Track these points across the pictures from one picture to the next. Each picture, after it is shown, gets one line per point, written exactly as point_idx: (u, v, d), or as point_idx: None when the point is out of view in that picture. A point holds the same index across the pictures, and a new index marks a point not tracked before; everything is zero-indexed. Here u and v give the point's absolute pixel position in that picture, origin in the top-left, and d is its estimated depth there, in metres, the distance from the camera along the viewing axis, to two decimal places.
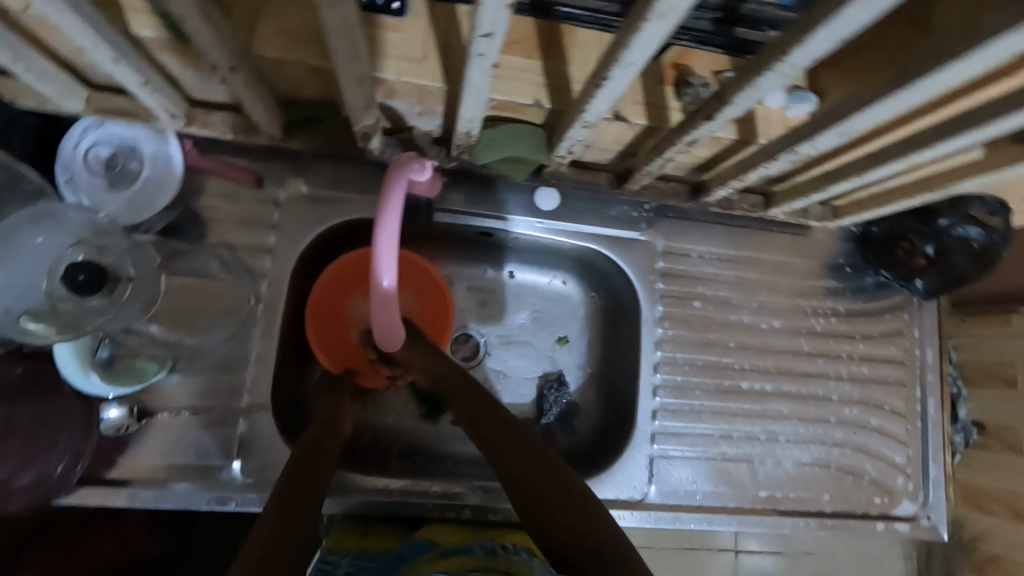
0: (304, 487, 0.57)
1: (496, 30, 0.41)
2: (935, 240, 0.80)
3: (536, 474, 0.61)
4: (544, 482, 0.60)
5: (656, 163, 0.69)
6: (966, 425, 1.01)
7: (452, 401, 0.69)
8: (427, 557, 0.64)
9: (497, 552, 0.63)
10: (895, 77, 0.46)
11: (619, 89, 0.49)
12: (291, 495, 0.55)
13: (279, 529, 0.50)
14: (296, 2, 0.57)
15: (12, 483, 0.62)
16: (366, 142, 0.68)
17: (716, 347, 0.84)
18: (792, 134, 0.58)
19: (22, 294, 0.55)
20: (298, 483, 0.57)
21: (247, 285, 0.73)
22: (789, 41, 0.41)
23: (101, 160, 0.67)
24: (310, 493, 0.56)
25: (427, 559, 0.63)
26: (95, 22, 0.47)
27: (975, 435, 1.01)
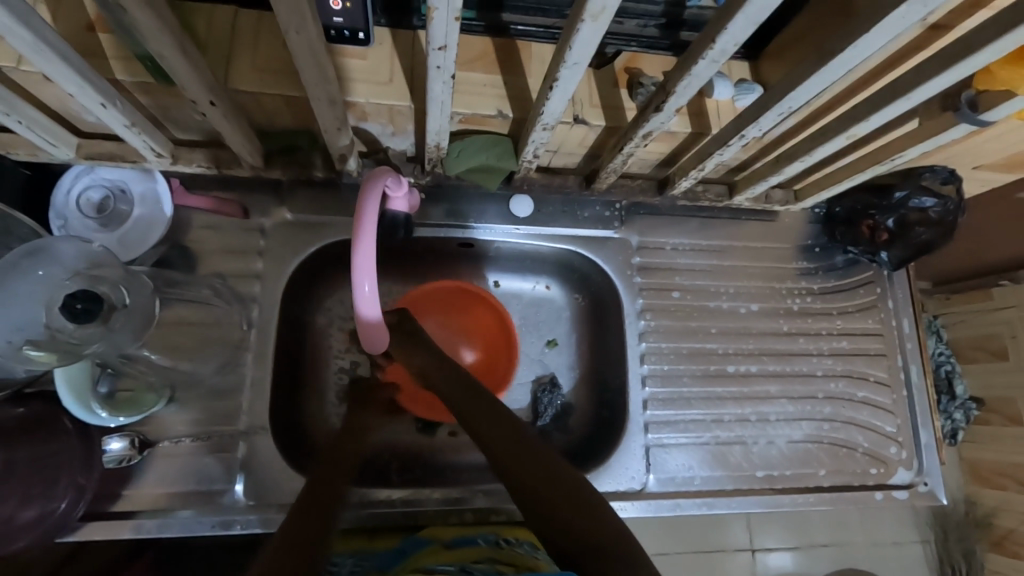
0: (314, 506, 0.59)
1: (449, 42, 0.45)
2: (894, 213, 0.84)
3: (534, 471, 0.60)
4: (542, 478, 0.60)
5: (618, 160, 0.71)
6: (965, 402, 1.03)
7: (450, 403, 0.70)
8: (430, 548, 0.69)
9: (500, 544, 0.69)
10: (818, 56, 0.50)
11: (570, 88, 0.53)
12: (303, 516, 0.57)
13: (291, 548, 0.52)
14: (269, 39, 0.62)
15: (15, 522, 0.61)
16: (343, 165, 0.72)
17: (699, 334, 0.87)
18: (738, 120, 0.62)
19: (21, 327, 0.54)
20: (310, 504, 0.59)
21: (239, 311, 0.75)
22: (714, 30, 0.45)
23: (93, 203, 0.71)
24: (322, 503, 0.60)
25: (431, 550, 0.68)
26: (82, 70, 0.51)
27: (975, 411, 1.03)
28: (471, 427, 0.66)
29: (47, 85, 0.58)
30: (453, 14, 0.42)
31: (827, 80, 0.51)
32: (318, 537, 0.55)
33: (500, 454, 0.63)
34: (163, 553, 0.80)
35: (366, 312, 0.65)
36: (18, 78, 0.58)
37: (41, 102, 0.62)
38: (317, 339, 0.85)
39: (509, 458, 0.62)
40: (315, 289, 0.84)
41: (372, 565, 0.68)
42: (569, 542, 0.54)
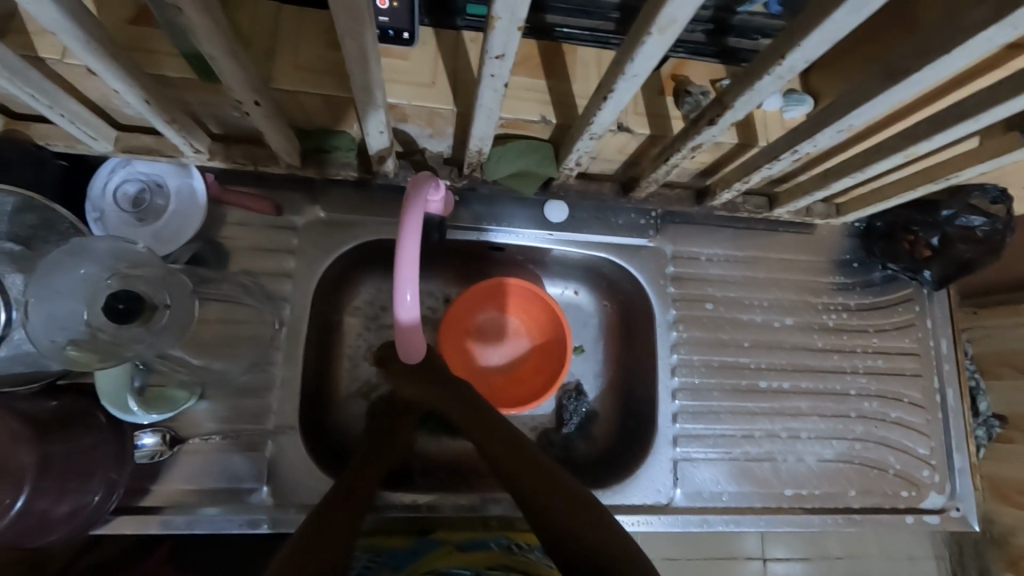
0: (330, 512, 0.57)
1: (507, 51, 0.44)
2: (938, 230, 0.81)
3: (543, 481, 0.61)
4: (552, 491, 0.59)
5: (662, 170, 0.70)
6: (988, 419, 0.99)
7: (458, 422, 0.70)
8: (443, 550, 0.71)
9: (511, 548, 0.71)
10: (887, 75, 0.48)
11: (623, 100, 0.52)
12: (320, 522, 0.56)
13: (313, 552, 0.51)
14: (311, 36, 0.60)
15: (51, 515, 0.58)
16: (380, 166, 0.71)
17: (731, 347, 0.85)
18: (791, 134, 0.60)
19: (64, 325, 0.55)
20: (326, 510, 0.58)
21: (270, 311, 0.75)
22: (785, 47, 0.43)
23: (129, 196, 0.71)
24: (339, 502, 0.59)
25: (444, 552, 0.71)
26: (129, 66, 0.51)
27: (998, 429, 0.99)
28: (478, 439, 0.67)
29: (89, 78, 0.58)
30: (516, 24, 0.41)
31: (893, 99, 0.50)
32: (336, 544, 0.53)
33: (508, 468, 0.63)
34: (186, 545, 0.80)
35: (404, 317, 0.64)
36: (61, 71, 0.57)
37: (82, 96, 0.61)
38: (344, 339, 0.84)
39: (517, 469, 0.62)
40: (343, 289, 0.83)
41: (386, 563, 0.69)
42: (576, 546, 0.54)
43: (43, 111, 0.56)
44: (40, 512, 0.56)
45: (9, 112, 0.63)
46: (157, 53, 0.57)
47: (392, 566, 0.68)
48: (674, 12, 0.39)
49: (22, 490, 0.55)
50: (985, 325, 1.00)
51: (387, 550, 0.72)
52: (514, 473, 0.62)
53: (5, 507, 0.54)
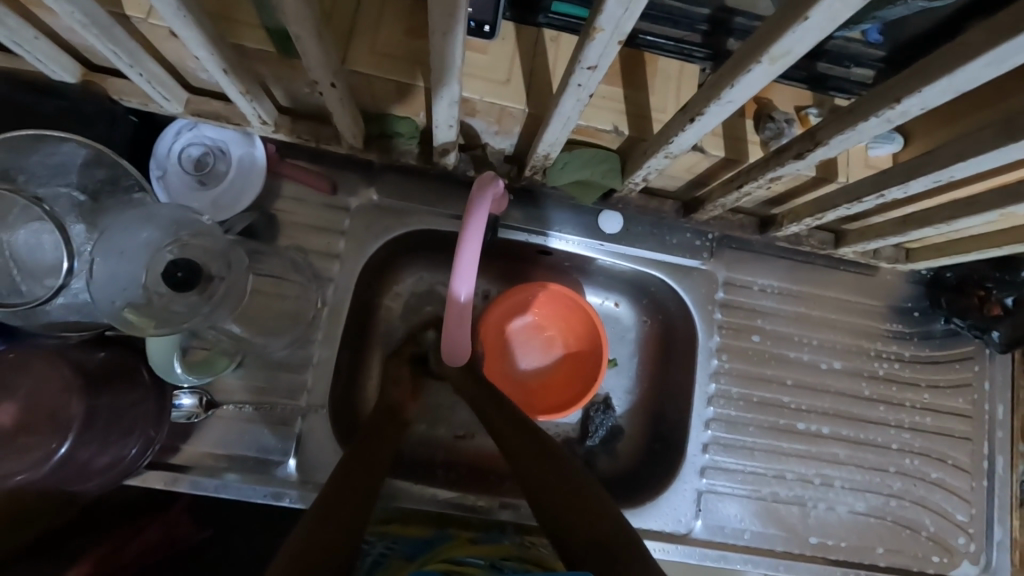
0: (363, 465, 0.58)
1: (601, 63, 0.43)
2: (1015, 291, 0.77)
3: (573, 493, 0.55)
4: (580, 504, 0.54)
5: (731, 197, 0.68)
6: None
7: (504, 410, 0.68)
8: (456, 540, 0.70)
9: (524, 543, 0.71)
10: (1005, 130, 0.44)
11: (711, 123, 0.49)
12: (350, 471, 0.56)
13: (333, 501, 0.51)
14: (392, 20, 0.59)
15: (91, 464, 0.62)
16: (442, 157, 0.69)
17: (773, 384, 0.82)
18: (880, 176, 0.56)
19: (125, 286, 0.58)
20: (353, 464, 0.57)
21: (315, 289, 0.75)
22: (899, 90, 0.40)
23: (193, 159, 0.71)
24: (372, 463, 0.58)
25: (457, 542, 0.69)
26: (213, 35, 0.50)
27: None
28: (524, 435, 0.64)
29: (170, 40, 0.57)
30: (618, 37, 0.39)
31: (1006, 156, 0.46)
32: (362, 498, 0.53)
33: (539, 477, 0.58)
34: None
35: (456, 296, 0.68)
36: (144, 31, 0.57)
37: (160, 57, 0.62)
38: (381, 323, 0.84)
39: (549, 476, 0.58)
40: (387, 274, 0.83)
41: (400, 552, 0.65)
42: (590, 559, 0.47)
43: (124, 70, 0.57)
44: (81, 459, 0.61)
45: (88, 64, 0.64)
46: (240, 23, 0.56)
47: (405, 555, 0.65)
48: (791, 42, 0.36)
49: (66, 437, 0.61)
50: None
51: (403, 538, 0.69)
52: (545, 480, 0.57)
53: (52, 452, 0.60)
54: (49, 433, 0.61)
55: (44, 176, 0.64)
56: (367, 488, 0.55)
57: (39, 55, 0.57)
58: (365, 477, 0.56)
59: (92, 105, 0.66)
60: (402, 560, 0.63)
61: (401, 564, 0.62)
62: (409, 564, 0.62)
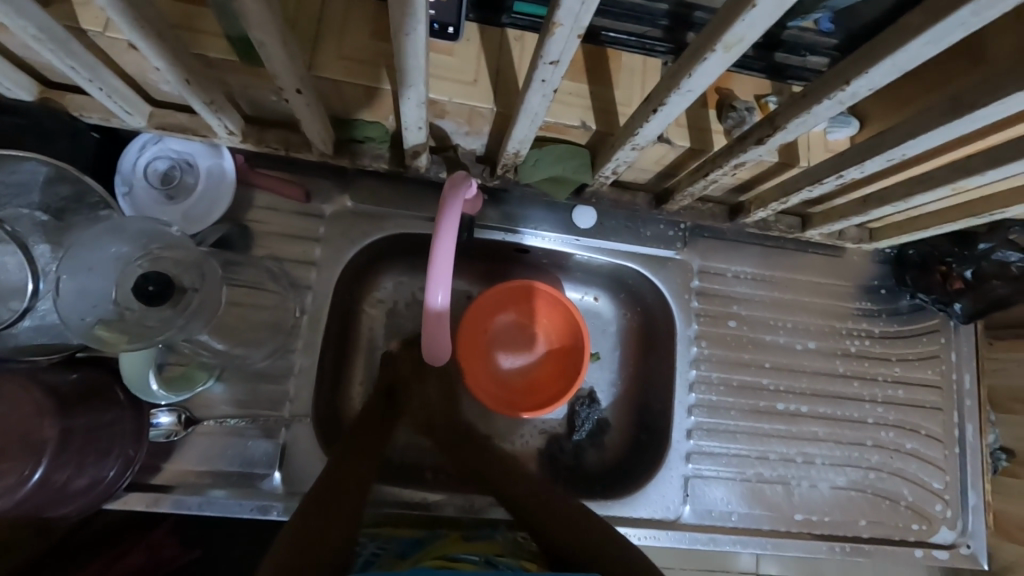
0: (342, 484, 0.59)
1: (563, 57, 0.43)
2: (973, 264, 0.80)
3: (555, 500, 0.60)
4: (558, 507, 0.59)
5: (699, 185, 0.69)
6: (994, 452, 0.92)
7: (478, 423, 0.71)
8: (450, 537, 0.72)
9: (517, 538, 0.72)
10: (950, 107, 0.47)
11: (675, 112, 0.50)
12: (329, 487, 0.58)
13: (312, 517, 0.53)
14: (356, 24, 0.59)
15: (68, 487, 0.59)
16: (414, 160, 0.70)
17: (751, 367, 0.84)
18: (839, 158, 0.58)
19: (96, 303, 0.56)
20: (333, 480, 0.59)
21: (292, 298, 0.75)
22: (849, 73, 0.42)
23: (159, 173, 0.70)
24: (351, 478, 0.60)
25: (450, 539, 0.71)
26: (174, 46, 0.50)
27: (1003, 462, 0.92)
28: None
29: (130, 53, 0.57)
30: (577, 31, 0.40)
31: (952, 132, 0.48)
32: (341, 517, 0.55)
33: None
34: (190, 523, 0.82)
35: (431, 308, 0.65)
36: (102, 44, 0.56)
37: (120, 70, 0.61)
38: (362, 330, 0.84)
39: None
40: (365, 281, 0.83)
41: (393, 551, 0.67)
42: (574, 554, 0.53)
43: (83, 85, 0.56)
44: (57, 483, 0.58)
45: (46, 81, 0.62)
46: (201, 34, 0.56)
47: (397, 553, 0.67)
48: (742, 31, 0.38)
49: (41, 462, 0.56)
50: (1002, 358, 0.92)
51: (396, 538, 0.71)
52: None
53: (23, 478, 0.55)
54: (20, 457, 0.55)
55: (5, 195, 0.62)
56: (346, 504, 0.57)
57: None
58: (346, 500, 0.57)
59: (51, 123, 0.65)
60: (396, 558, 0.66)
61: (394, 562, 0.64)
62: (403, 561, 0.64)
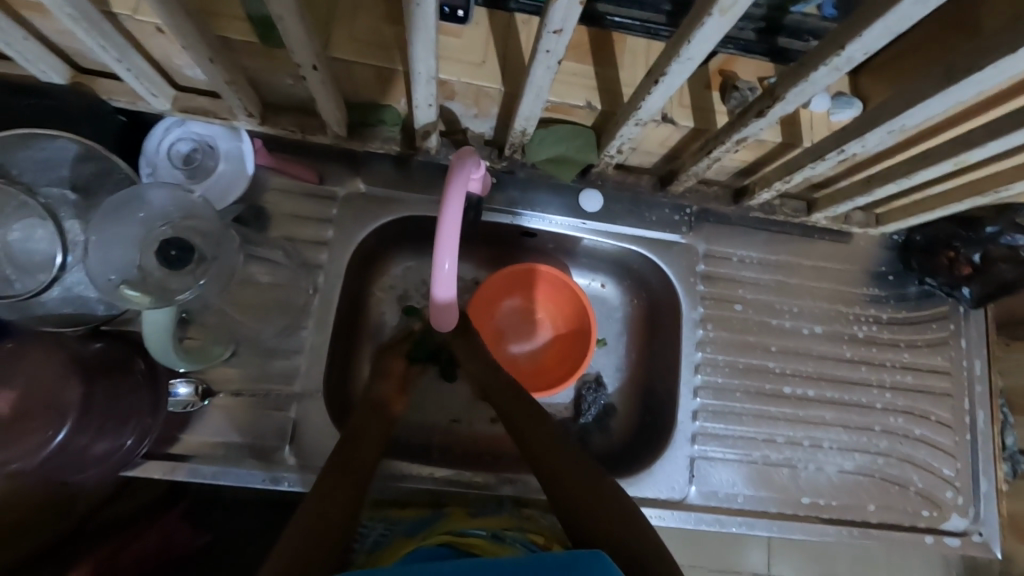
0: (347, 467, 0.61)
1: (566, 26, 0.46)
2: (980, 247, 0.80)
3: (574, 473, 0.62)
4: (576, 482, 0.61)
5: (702, 164, 0.70)
6: (1015, 453, 0.91)
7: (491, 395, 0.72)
8: (456, 510, 0.74)
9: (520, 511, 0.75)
10: (945, 76, 0.48)
11: (675, 83, 0.52)
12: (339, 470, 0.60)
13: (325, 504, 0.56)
14: (369, 8, 0.62)
15: (90, 450, 0.66)
16: (424, 141, 0.72)
17: (757, 350, 0.85)
18: (841, 133, 0.59)
19: (120, 268, 0.59)
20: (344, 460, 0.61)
21: (306, 276, 0.77)
22: (844, 37, 0.44)
23: (181, 155, 0.73)
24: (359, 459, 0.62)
25: (456, 512, 0.73)
26: (198, 25, 0.53)
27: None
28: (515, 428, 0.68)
29: (156, 36, 0.60)
30: None
31: (949, 99, 0.49)
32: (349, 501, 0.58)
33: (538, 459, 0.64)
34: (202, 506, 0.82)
35: (441, 287, 0.66)
36: (131, 28, 0.59)
37: (146, 54, 0.64)
38: (372, 311, 0.86)
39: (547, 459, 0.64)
40: (376, 263, 0.85)
41: (400, 531, 0.71)
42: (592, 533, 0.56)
43: (112, 65, 0.59)
44: (77, 446, 0.66)
45: (76, 65, 0.66)
46: (223, 16, 0.59)
47: (405, 532, 0.70)
48: None
49: (63, 425, 0.66)
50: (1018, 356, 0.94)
51: (402, 520, 0.73)
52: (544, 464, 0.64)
53: (48, 437, 0.65)
54: (49, 418, 0.66)
55: (36, 170, 0.66)
56: (356, 485, 0.60)
57: (28, 55, 0.59)
58: (350, 484, 0.59)
59: (80, 106, 0.68)
60: (404, 538, 0.69)
61: (402, 541, 0.68)
62: (411, 541, 0.67)
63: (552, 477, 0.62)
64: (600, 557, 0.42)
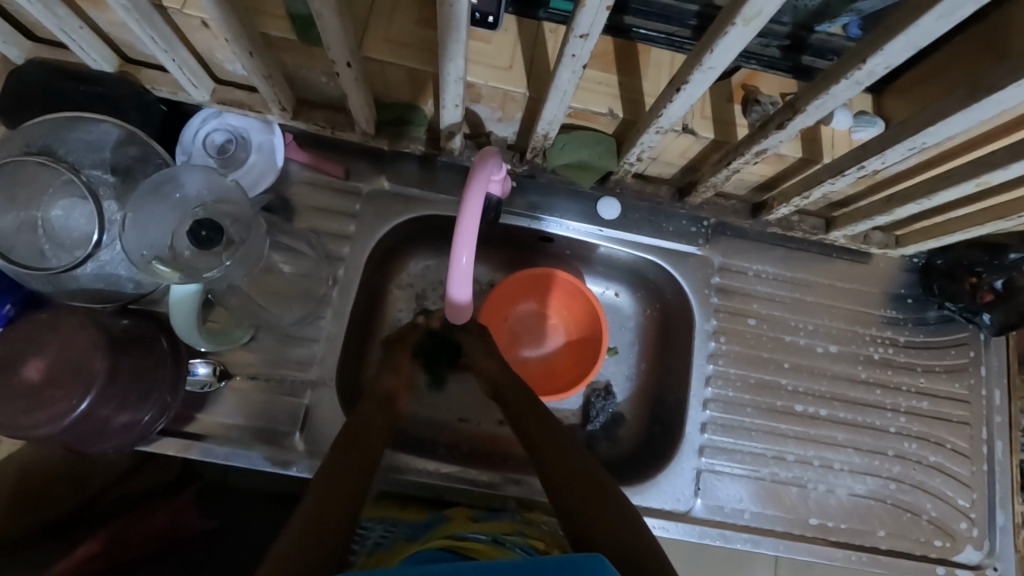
0: (354, 453, 0.62)
1: (592, 31, 0.47)
2: (1003, 274, 0.79)
3: (578, 476, 0.61)
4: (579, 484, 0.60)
5: (721, 176, 0.71)
6: None
7: (500, 394, 0.72)
8: (459, 514, 0.73)
9: (524, 519, 0.74)
10: (968, 94, 0.48)
11: (697, 92, 0.54)
12: (343, 459, 0.60)
13: (328, 491, 0.56)
14: (404, 11, 0.64)
15: (110, 422, 0.64)
16: (449, 141, 0.74)
17: (770, 366, 0.84)
18: (860, 150, 0.60)
19: (153, 244, 0.62)
20: (350, 450, 0.62)
21: (327, 267, 0.79)
22: (865, 52, 0.45)
23: (215, 145, 0.75)
24: (365, 451, 0.63)
25: (458, 517, 0.73)
26: (242, 20, 0.55)
27: None
28: (521, 430, 0.67)
29: (201, 30, 0.63)
30: (605, 2, 0.44)
31: (971, 118, 0.50)
32: (353, 492, 0.58)
33: (542, 461, 0.64)
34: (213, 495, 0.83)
35: (457, 284, 0.67)
36: (179, 22, 0.62)
37: (191, 48, 0.67)
38: (388, 307, 0.87)
39: (552, 460, 0.63)
40: (395, 260, 0.87)
41: (400, 534, 0.69)
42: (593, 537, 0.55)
43: (158, 56, 0.62)
44: (100, 418, 0.62)
45: (125, 56, 0.69)
46: (265, 14, 0.62)
47: (406, 536, 0.69)
48: (760, 4, 0.41)
49: (88, 394, 0.61)
50: None
51: (403, 521, 0.73)
52: (547, 467, 0.63)
53: (73, 406, 0.60)
54: (77, 387, 0.61)
55: (81, 151, 0.69)
56: (359, 476, 0.60)
57: (82, 44, 0.63)
58: (355, 470, 0.60)
59: (125, 95, 0.71)
60: (404, 541, 0.68)
61: (402, 544, 0.67)
62: (411, 545, 0.66)
63: (551, 480, 0.61)
64: (595, 560, 0.41)
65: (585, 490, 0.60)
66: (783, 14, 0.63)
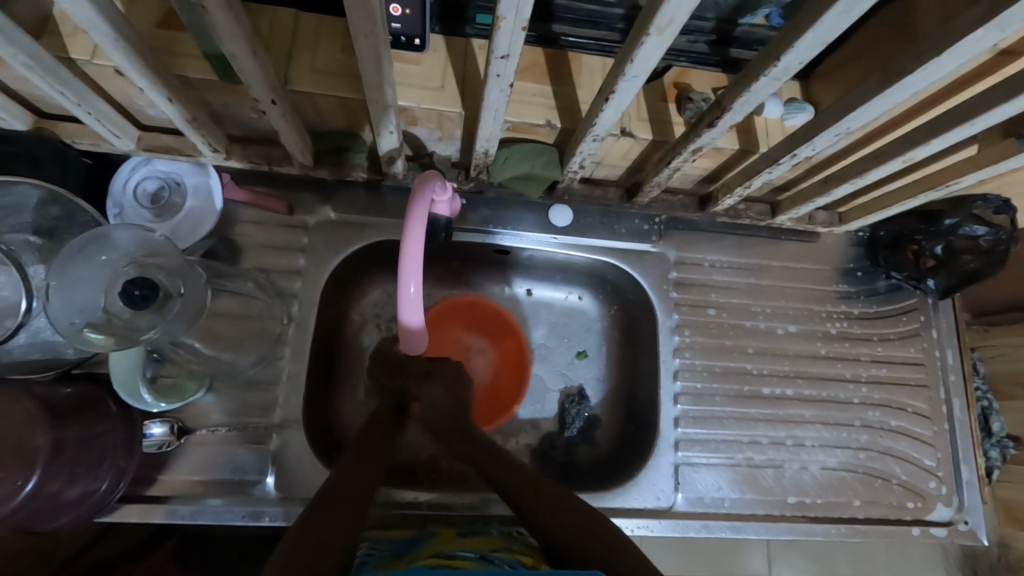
0: (330, 513, 0.57)
1: (511, 51, 0.47)
2: (941, 239, 0.82)
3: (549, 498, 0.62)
4: (550, 499, 0.61)
5: (664, 174, 0.72)
6: (1001, 439, 0.92)
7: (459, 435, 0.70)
8: (446, 533, 0.74)
9: (512, 534, 0.73)
10: (882, 77, 0.50)
11: (625, 100, 0.54)
12: (322, 511, 0.57)
13: (302, 543, 0.53)
14: (327, 39, 0.63)
15: (61, 496, 0.59)
16: (390, 166, 0.73)
17: (735, 353, 0.86)
18: (791, 138, 0.61)
19: (83, 309, 0.60)
20: (330, 503, 0.59)
21: (280, 306, 0.77)
22: (780, 48, 0.46)
23: (147, 193, 0.73)
24: (339, 500, 0.59)
25: (446, 535, 0.73)
26: (156, 67, 0.53)
27: (1012, 450, 0.92)
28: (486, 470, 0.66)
29: (116, 78, 0.60)
30: (520, 23, 0.44)
31: (886, 102, 0.51)
32: (337, 550, 0.54)
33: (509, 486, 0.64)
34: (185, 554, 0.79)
35: (407, 315, 0.65)
36: (90, 72, 0.59)
37: (110, 97, 0.64)
38: (349, 337, 0.85)
39: (515, 481, 0.64)
40: (352, 290, 0.85)
41: (387, 551, 0.68)
42: (573, 545, 0.56)
43: (71, 110, 0.58)
44: (50, 493, 0.58)
45: (39, 111, 0.66)
46: (182, 56, 0.59)
47: (394, 552, 0.67)
48: (671, 12, 0.41)
49: (33, 472, 0.56)
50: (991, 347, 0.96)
51: (388, 538, 0.71)
52: (515, 491, 0.63)
53: (16, 488, 0.55)
54: (16, 466, 0.55)
55: None
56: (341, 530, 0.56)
57: None
58: (336, 531, 0.55)
59: (44, 150, 0.68)
60: (391, 558, 0.66)
61: (390, 561, 0.65)
62: (398, 561, 0.65)
63: (530, 501, 0.62)
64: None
65: (555, 502, 0.61)
66: (705, 10, 0.64)
